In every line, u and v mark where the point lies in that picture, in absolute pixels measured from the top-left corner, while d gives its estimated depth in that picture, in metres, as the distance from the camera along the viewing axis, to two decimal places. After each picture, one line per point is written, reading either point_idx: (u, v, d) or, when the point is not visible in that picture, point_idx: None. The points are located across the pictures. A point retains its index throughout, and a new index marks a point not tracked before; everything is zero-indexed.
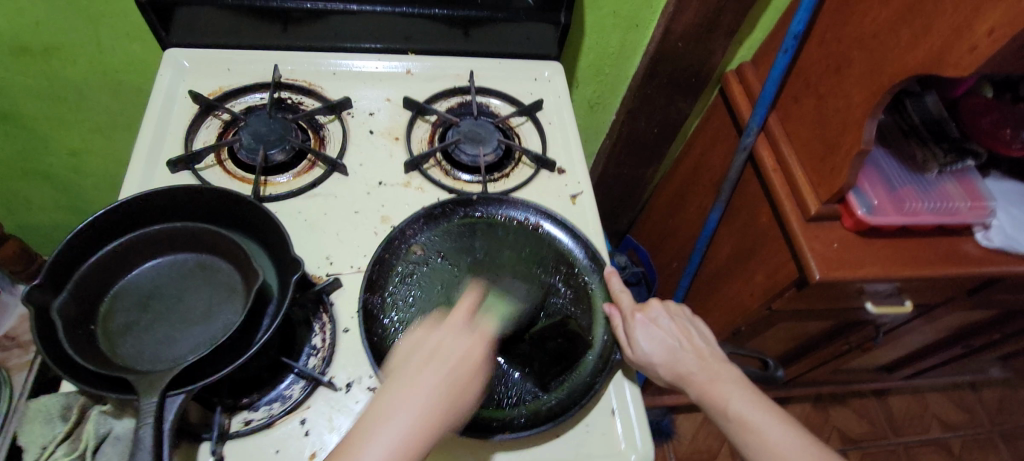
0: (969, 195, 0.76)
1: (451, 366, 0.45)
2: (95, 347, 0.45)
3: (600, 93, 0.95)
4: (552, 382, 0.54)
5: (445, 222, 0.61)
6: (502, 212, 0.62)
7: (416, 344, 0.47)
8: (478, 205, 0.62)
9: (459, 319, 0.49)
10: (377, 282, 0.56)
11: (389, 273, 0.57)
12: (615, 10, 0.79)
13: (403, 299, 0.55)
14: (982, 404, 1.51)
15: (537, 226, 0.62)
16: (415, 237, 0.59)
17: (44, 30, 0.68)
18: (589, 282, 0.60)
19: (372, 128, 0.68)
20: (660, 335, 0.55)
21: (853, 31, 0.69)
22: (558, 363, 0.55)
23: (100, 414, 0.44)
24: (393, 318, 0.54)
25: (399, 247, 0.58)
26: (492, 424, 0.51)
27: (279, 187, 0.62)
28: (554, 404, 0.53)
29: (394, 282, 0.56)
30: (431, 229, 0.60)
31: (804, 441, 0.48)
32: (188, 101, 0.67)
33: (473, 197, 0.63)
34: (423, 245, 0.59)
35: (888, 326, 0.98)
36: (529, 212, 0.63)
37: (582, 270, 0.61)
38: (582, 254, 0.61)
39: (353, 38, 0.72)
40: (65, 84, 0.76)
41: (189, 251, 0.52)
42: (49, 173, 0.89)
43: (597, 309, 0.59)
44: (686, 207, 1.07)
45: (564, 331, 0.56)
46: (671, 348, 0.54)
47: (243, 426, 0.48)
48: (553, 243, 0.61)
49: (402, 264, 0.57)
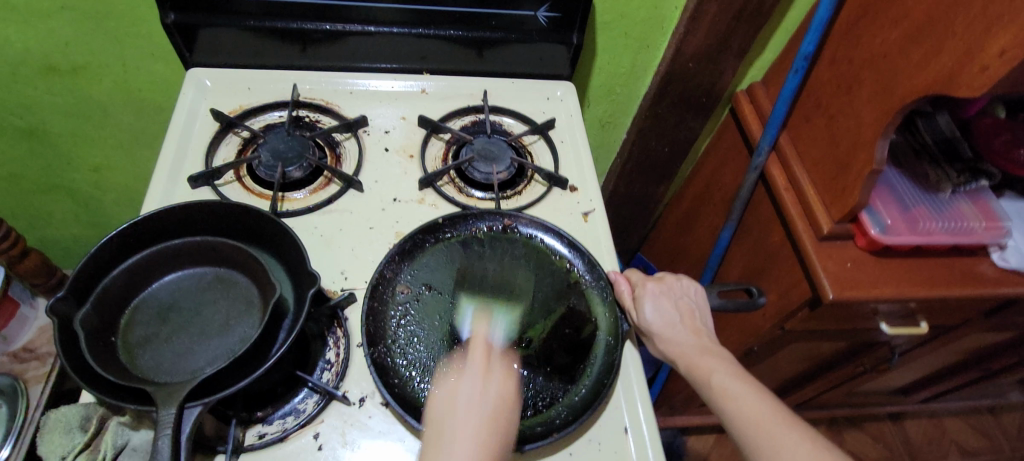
0: (984, 215, 0.75)
1: (490, 412, 0.44)
2: (116, 359, 0.46)
3: (611, 113, 0.96)
4: (576, 371, 0.55)
5: (422, 254, 0.60)
6: (469, 228, 0.62)
7: (448, 400, 0.45)
8: (446, 228, 0.62)
9: (479, 362, 0.48)
10: (376, 334, 0.54)
11: (384, 321, 0.55)
12: (626, 31, 0.80)
13: (406, 341, 0.54)
14: (1002, 430, 1.47)
15: (508, 228, 0.63)
16: (396, 278, 0.58)
17: (73, 51, 0.70)
18: (573, 266, 0.62)
19: (388, 146, 0.69)
20: (665, 305, 0.58)
21: (863, 53, 0.70)
22: (576, 353, 0.56)
23: (118, 425, 0.45)
24: (407, 357, 0.53)
25: (385, 291, 0.57)
26: (538, 429, 0.51)
27: (296, 203, 0.63)
28: (586, 392, 0.54)
29: (393, 325, 0.55)
30: (410, 264, 0.59)
31: (775, 410, 0.48)
32: (209, 118, 0.69)
33: (439, 221, 0.62)
34: (408, 282, 0.58)
35: (904, 347, 0.96)
36: (496, 219, 0.63)
37: (562, 258, 0.62)
38: (560, 244, 0.62)
39: (371, 59, 0.74)
40: (90, 101, 0.78)
41: (208, 265, 0.53)
42: (71, 189, 0.91)
43: (591, 293, 0.60)
44: (697, 225, 1.07)
45: (572, 322, 0.58)
46: (673, 320, 0.57)
47: (257, 439, 0.49)
48: (530, 242, 0.62)
49: (392, 307, 0.56)
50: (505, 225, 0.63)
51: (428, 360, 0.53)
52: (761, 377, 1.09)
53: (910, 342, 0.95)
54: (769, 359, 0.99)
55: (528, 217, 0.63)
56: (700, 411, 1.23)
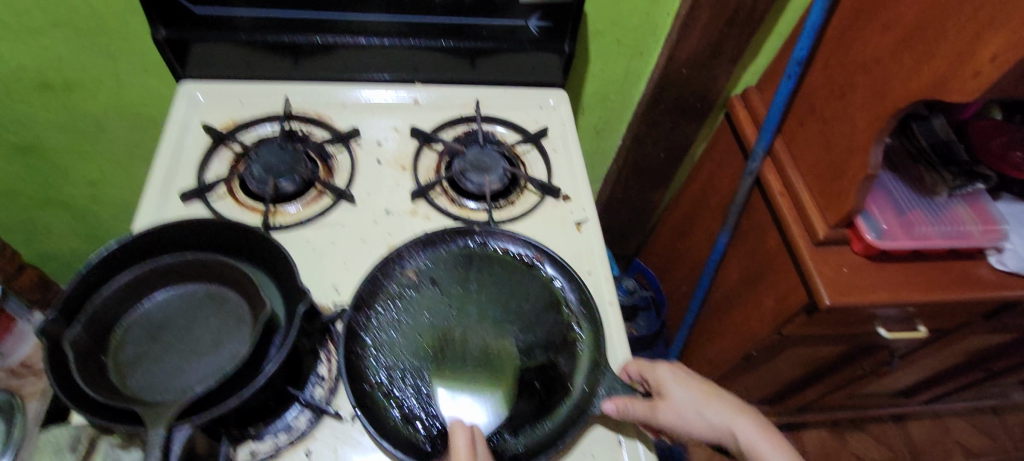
0: (979, 218, 0.75)
1: None
2: (106, 379, 0.46)
3: (606, 119, 0.96)
4: (522, 426, 0.52)
5: (445, 249, 0.61)
6: (499, 246, 0.62)
7: None
8: (477, 235, 0.62)
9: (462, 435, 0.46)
10: (366, 301, 0.56)
11: (380, 294, 0.57)
12: (619, 38, 0.81)
13: (389, 321, 0.56)
14: (1006, 430, 1.46)
15: (535, 261, 0.62)
16: (411, 261, 0.60)
17: (66, 67, 0.71)
18: (578, 329, 0.58)
19: (380, 158, 0.69)
20: (691, 392, 0.53)
21: (856, 58, 0.70)
22: (535, 409, 0.53)
23: (110, 447, 0.45)
24: (378, 338, 0.55)
25: (394, 268, 0.59)
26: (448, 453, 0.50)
27: (288, 217, 0.63)
28: (519, 451, 0.51)
29: (383, 302, 0.57)
30: (429, 254, 0.61)
31: None
32: (201, 133, 0.69)
33: (474, 227, 0.62)
34: (419, 269, 0.60)
35: (904, 350, 0.96)
36: (528, 248, 0.62)
37: (571, 316, 0.59)
38: (574, 296, 0.60)
39: (362, 71, 0.74)
40: (84, 116, 0.78)
41: (199, 282, 0.53)
42: (67, 203, 0.91)
43: (582, 356, 0.56)
44: (694, 231, 1.07)
45: (544, 375, 0.55)
46: (707, 405, 0.53)
47: (249, 457, 0.49)
48: (540, 284, 0.60)
49: (393, 286, 0.58)
50: (535, 256, 0.62)
51: (398, 342, 0.55)
52: (762, 380, 1.08)
53: (910, 345, 0.94)
54: (768, 364, 0.99)
55: (559, 259, 0.61)
56: None
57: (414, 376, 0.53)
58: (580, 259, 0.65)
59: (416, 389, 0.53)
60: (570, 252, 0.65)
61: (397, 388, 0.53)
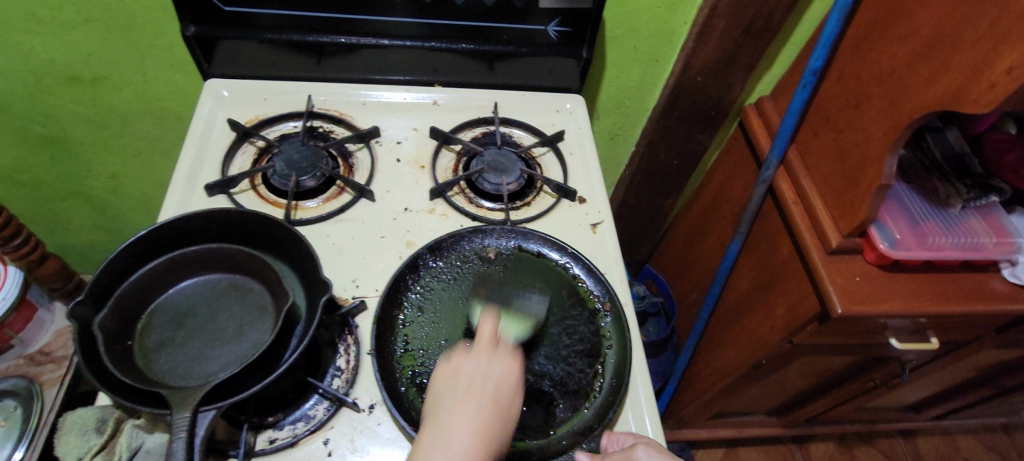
0: (994, 231, 0.75)
1: (491, 392, 0.44)
2: (132, 363, 0.47)
3: (621, 125, 0.97)
4: None
5: (528, 250, 0.63)
6: (586, 282, 0.62)
7: (454, 371, 0.46)
8: (572, 260, 0.63)
9: (484, 346, 0.48)
10: (442, 247, 0.62)
11: (455, 249, 0.62)
12: (636, 44, 0.82)
13: (442, 275, 0.60)
14: (1018, 449, 1.44)
15: (605, 309, 0.60)
16: (495, 243, 0.63)
17: (96, 62, 0.73)
18: (599, 384, 0.56)
19: (399, 156, 0.71)
20: None
21: (871, 69, 0.71)
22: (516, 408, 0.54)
23: (133, 428, 0.46)
24: (424, 286, 0.59)
25: (477, 241, 0.63)
26: (412, 413, 0.51)
27: (309, 212, 0.64)
28: None
29: (453, 258, 0.61)
30: (516, 247, 0.63)
31: None
32: (226, 128, 0.70)
33: (570, 251, 0.63)
34: (498, 251, 0.63)
35: (915, 363, 0.95)
36: (605, 295, 0.61)
37: (600, 372, 0.56)
38: (612, 352, 0.58)
39: (384, 72, 0.75)
40: (110, 110, 0.80)
41: (223, 271, 0.55)
42: (89, 195, 0.93)
43: (586, 413, 0.54)
44: (706, 238, 1.07)
45: (540, 397, 0.54)
46: None
47: (267, 444, 0.50)
48: (592, 325, 0.59)
49: (469, 252, 0.62)
50: (606, 306, 0.61)
51: (441, 289, 0.59)
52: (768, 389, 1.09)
53: (921, 358, 0.94)
54: (776, 373, 0.99)
55: (625, 322, 0.59)
56: (707, 425, 1.24)
57: (433, 327, 0.56)
58: (594, 261, 0.66)
59: (427, 343, 0.55)
60: (585, 254, 0.66)
61: (415, 332, 0.56)
